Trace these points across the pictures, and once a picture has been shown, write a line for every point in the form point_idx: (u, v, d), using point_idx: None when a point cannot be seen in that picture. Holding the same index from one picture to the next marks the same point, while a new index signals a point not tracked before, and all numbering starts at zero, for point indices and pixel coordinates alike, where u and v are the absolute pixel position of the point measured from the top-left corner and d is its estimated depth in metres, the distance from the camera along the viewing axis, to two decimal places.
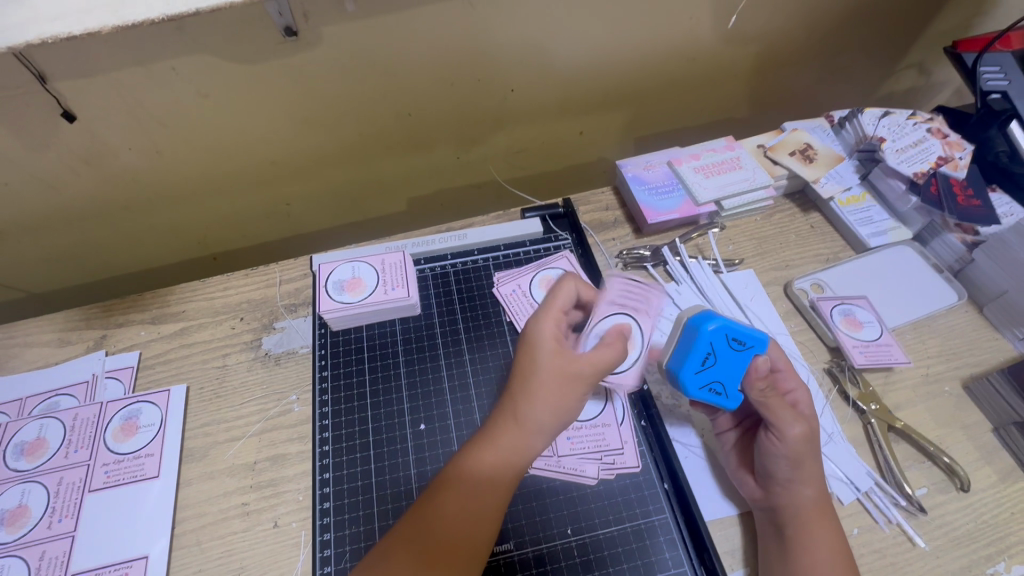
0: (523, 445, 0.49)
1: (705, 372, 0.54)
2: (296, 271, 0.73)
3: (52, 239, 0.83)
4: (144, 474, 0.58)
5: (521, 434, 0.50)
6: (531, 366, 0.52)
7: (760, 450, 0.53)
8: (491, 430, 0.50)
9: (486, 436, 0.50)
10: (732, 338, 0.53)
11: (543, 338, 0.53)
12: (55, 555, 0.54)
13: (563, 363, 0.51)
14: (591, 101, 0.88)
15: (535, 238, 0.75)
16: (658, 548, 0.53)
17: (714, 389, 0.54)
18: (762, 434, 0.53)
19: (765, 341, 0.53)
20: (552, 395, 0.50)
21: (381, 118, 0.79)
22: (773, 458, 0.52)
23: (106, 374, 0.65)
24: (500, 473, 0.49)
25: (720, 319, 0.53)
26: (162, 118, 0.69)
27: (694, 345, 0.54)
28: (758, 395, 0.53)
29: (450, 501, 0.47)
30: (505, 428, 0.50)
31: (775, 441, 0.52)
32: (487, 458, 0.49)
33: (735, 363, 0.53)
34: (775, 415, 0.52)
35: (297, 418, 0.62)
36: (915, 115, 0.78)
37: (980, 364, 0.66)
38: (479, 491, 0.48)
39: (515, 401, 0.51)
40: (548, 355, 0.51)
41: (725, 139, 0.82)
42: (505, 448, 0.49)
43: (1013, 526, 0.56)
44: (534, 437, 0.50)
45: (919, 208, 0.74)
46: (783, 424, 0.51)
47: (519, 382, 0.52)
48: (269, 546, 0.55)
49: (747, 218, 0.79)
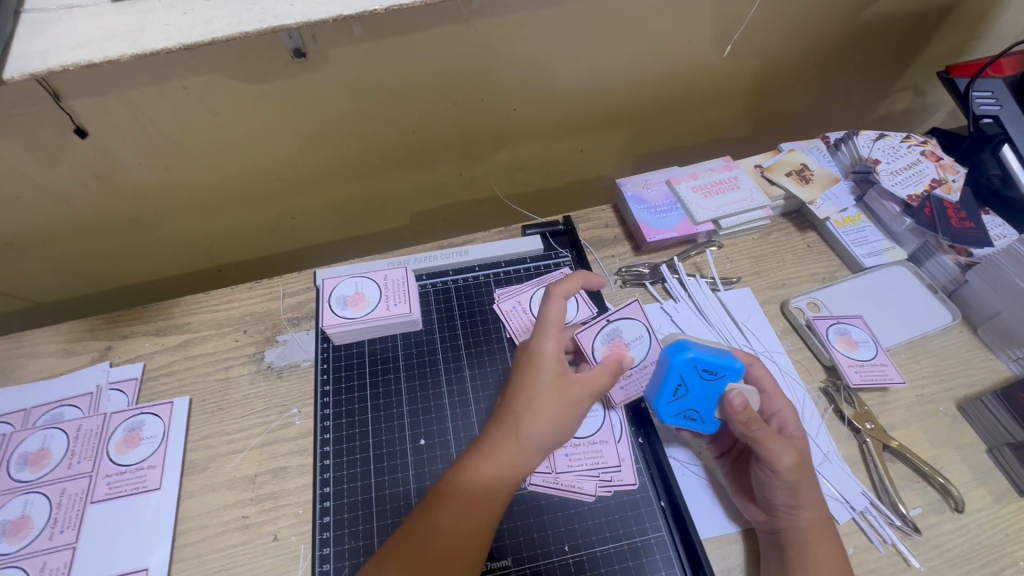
0: (520, 459, 0.50)
1: (678, 403, 0.56)
2: (299, 284, 0.74)
3: (60, 251, 0.84)
4: (146, 486, 0.59)
5: (518, 450, 0.50)
6: (534, 383, 0.52)
7: (757, 479, 0.53)
8: (489, 442, 0.51)
9: (485, 449, 0.50)
10: (701, 368, 0.54)
11: (547, 358, 0.54)
12: (56, 566, 0.54)
13: (566, 385, 0.52)
14: (592, 120, 0.90)
15: (536, 255, 0.76)
16: (654, 565, 0.54)
17: (690, 416, 0.57)
18: (756, 466, 0.53)
19: (736, 368, 0.54)
20: (552, 415, 0.51)
21: (385, 135, 0.81)
22: (769, 485, 0.52)
23: (111, 385, 0.66)
24: (497, 488, 0.49)
25: (692, 352, 0.54)
26: (172, 134, 0.71)
27: (666, 378, 0.55)
28: (744, 428, 0.52)
29: (447, 517, 0.47)
30: (503, 444, 0.50)
31: (770, 471, 0.52)
32: (484, 472, 0.49)
33: (708, 391, 0.55)
34: (764, 447, 0.51)
35: (299, 431, 0.63)
36: (909, 138, 0.79)
37: (976, 385, 0.67)
38: (476, 507, 0.48)
39: (516, 415, 0.51)
40: (552, 375, 0.52)
41: (723, 159, 0.83)
42: (503, 463, 0.50)
43: (1008, 547, 0.57)
44: (531, 452, 0.50)
45: (913, 229, 0.75)
46: (772, 455, 0.51)
47: (518, 398, 0.52)
48: (268, 560, 0.55)
49: (745, 237, 0.81)
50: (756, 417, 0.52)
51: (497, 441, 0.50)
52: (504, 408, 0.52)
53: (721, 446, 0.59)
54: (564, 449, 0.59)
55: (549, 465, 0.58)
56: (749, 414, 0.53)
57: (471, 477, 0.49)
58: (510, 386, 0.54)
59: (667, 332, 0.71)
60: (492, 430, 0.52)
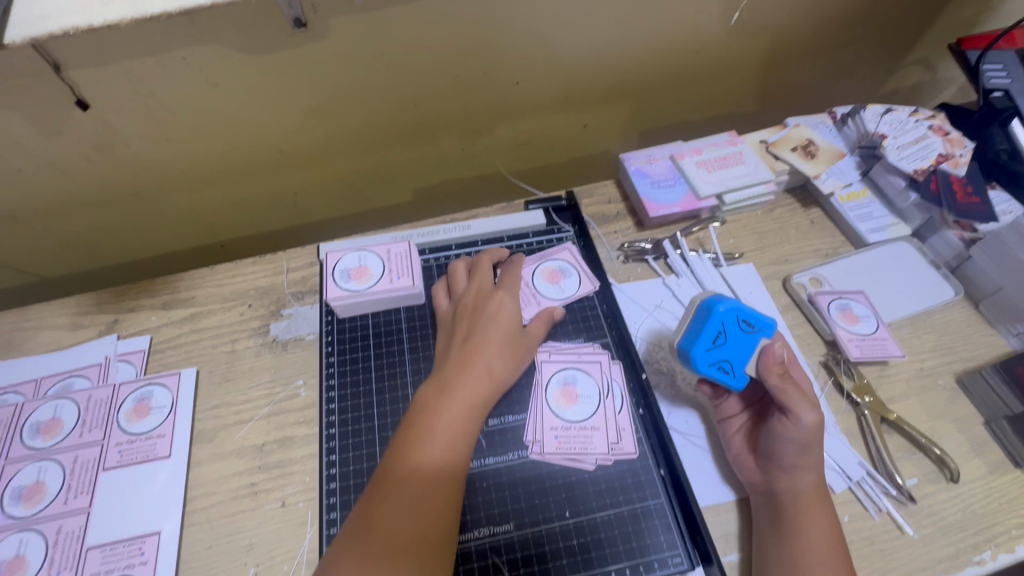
0: (483, 394, 0.56)
1: (716, 351, 0.57)
2: (303, 259, 0.75)
3: (65, 225, 0.84)
4: (156, 454, 0.60)
5: (480, 388, 0.56)
6: (481, 347, 0.58)
7: (771, 431, 0.55)
8: (450, 387, 0.55)
9: (447, 393, 0.55)
10: (742, 320, 0.57)
11: (501, 316, 0.60)
12: (71, 529, 0.55)
13: (513, 337, 0.60)
14: (596, 94, 0.89)
15: (538, 230, 0.76)
16: (653, 531, 0.55)
17: (723, 367, 0.57)
18: (774, 418, 0.55)
19: (772, 327, 0.58)
20: (501, 370, 0.58)
21: (386, 108, 0.80)
22: (782, 442, 0.53)
23: (119, 357, 0.67)
24: (460, 437, 0.52)
25: (730, 302, 0.58)
26: (172, 107, 0.70)
27: (707, 324, 0.58)
28: (777, 380, 0.54)
29: (409, 498, 0.48)
30: (467, 384, 0.55)
31: (789, 425, 0.53)
32: (452, 414, 0.53)
33: (745, 345, 0.57)
34: (790, 399, 0.53)
35: (304, 402, 0.64)
36: (916, 113, 0.78)
37: (975, 359, 0.68)
38: (436, 478, 0.50)
39: (463, 382, 0.55)
40: (505, 331, 0.60)
41: (727, 134, 0.83)
42: (466, 403, 0.54)
43: (1002, 516, 0.57)
44: (479, 412, 0.55)
45: (919, 204, 0.74)
46: (796, 409, 0.53)
47: (477, 345, 0.58)
48: (276, 525, 0.56)
49: (748, 212, 0.80)
50: (786, 371, 0.55)
51: (444, 411, 0.53)
52: (447, 378, 0.56)
53: (738, 405, 0.60)
54: (553, 431, 0.59)
55: (537, 443, 0.59)
56: (780, 368, 0.55)
57: (424, 453, 0.51)
58: (464, 337, 0.59)
59: (669, 306, 0.71)
60: (435, 402, 0.54)
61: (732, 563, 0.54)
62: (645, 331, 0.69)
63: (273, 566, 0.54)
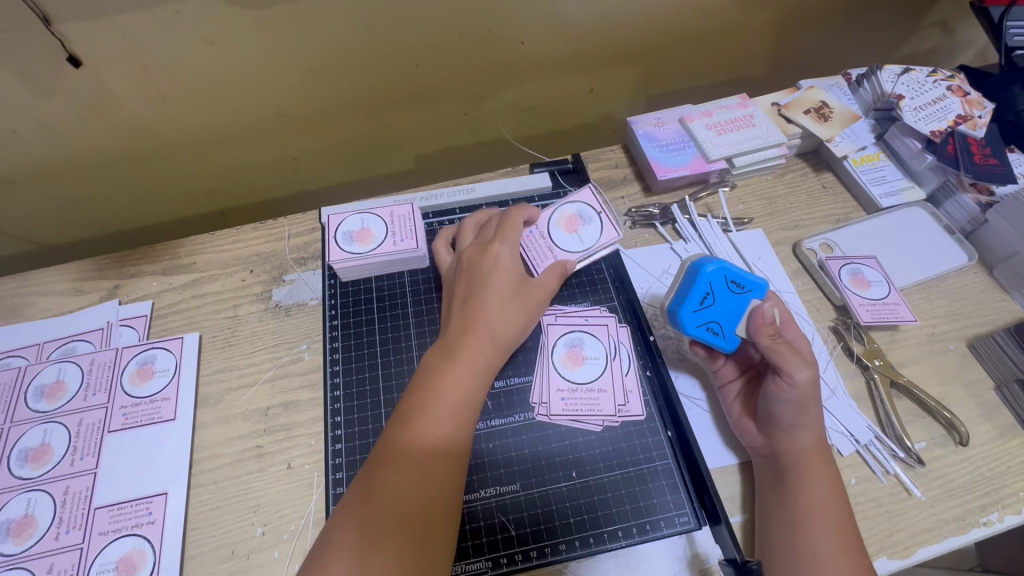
0: (489, 355, 0.54)
1: (703, 312, 0.57)
2: (305, 225, 0.74)
3: (62, 191, 0.83)
4: (161, 416, 0.60)
5: (487, 350, 0.54)
6: (483, 309, 0.56)
7: (768, 394, 0.54)
8: (457, 348, 0.53)
9: (454, 354, 0.53)
10: (730, 280, 0.56)
11: (504, 272, 0.58)
12: (78, 489, 0.55)
13: (520, 295, 0.58)
14: (602, 56, 0.86)
15: (544, 194, 0.75)
16: (660, 491, 0.55)
17: (712, 328, 0.56)
18: (770, 380, 0.54)
19: (764, 287, 0.56)
20: (504, 332, 0.56)
21: (386, 69, 0.78)
22: (778, 403, 0.53)
23: (120, 322, 0.67)
24: (467, 399, 0.51)
25: (719, 261, 0.57)
26: (167, 64, 0.68)
27: (694, 285, 0.57)
28: (768, 341, 0.53)
29: (411, 469, 0.46)
30: (474, 346, 0.54)
31: (784, 386, 0.52)
32: (459, 373, 0.52)
33: (735, 306, 0.56)
34: (783, 359, 0.52)
35: (308, 366, 0.63)
36: (935, 73, 0.76)
37: (987, 324, 0.66)
38: (439, 450, 0.48)
39: (466, 350, 0.53)
40: (510, 288, 0.57)
41: (738, 97, 0.80)
42: (474, 363, 0.53)
43: (1010, 478, 0.57)
44: (482, 382, 0.53)
45: (935, 167, 0.72)
46: (790, 369, 0.52)
47: (483, 304, 0.56)
48: (282, 486, 0.56)
49: (758, 177, 0.78)
50: (777, 331, 0.53)
51: (447, 380, 0.51)
52: (450, 345, 0.54)
53: (734, 370, 0.59)
54: (559, 393, 0.59)
55: (543, 404, 0.59)
56: (772, 329, 0.53)
57: (426, 423, 0.49)
58: (469, 296, 0.57)
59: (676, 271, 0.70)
60: (437, 371, 0.52)
61: (738, 524, 0.54)
62: (650, 295, 0.68)
63: (279, 526, 0.54)
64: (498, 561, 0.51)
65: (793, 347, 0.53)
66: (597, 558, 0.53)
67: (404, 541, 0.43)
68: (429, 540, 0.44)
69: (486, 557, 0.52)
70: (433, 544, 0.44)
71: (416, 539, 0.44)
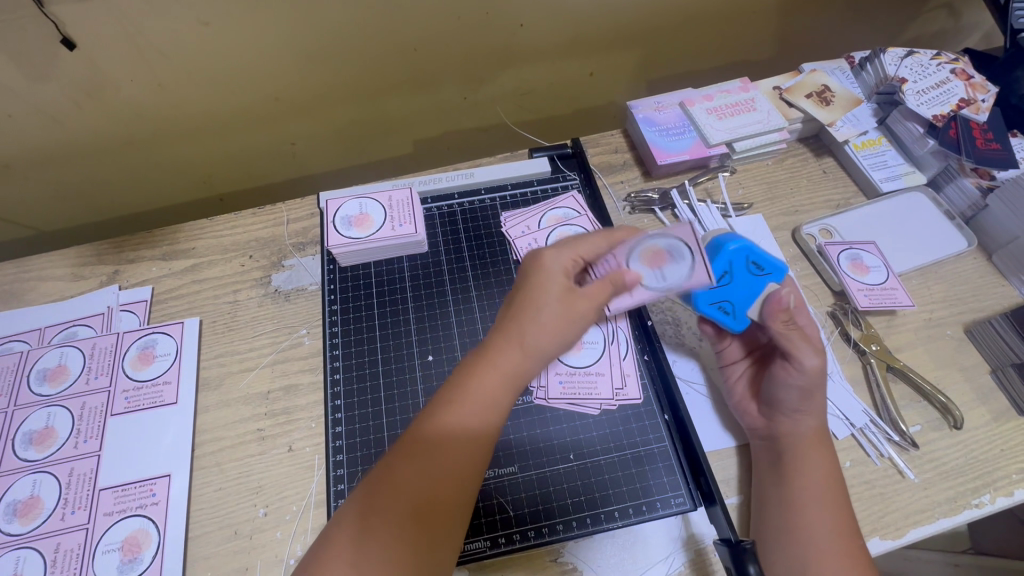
0: (522, 364, 0.52)
1: (718, 290, 0.57)
2: (304, 210, 0.74)
3: (60, 176, 0.83)
4: (163, 400, 0.60)
5: (521, 357, 0.52)
6: (523, 315, 0.53)
7: (774, 378, 0.54)
8: (492, 350, 0.52)
9: (487, 356, 0.52)
10: (751, 262, 0.57)
11: (553, 279, 0.54)
12: (83, 471, 0.56)
13: (566, 304, 0.54)
14: (602, 39, 0.85)
15: (543, 178, 0.75)
16: (656, 473, 0.56)
17: (724, 307, 0.58)
18: (777, 364, 0.55)
19: (782, 272, 0.57)
20: (541, 342, 0.53)
21: (384, 52, 0.77)
22: (784, 389, 0.53)
23: (121, 307, 0.67)
24: (490, 404, 0.50)
25: (743, 242, 0.57)
26: (162, 47, 0.68)
27: (714, 262, 0.58)
28: (781, 327, 0.53)
29: (433, 467, 0.46)
30: (507, 350, 0.52)
31: (792, 370, 0.53)
32: (488, 378, 0.50)
33: (749, 286, 0.57)
34: (794, 345, 0.52)
35: (308, 351, 0.64)
36: (939, 55, 0.74)
37: (985, 309, 0.67)
38: (461, 453, 0.47)
39: (499, 354, 0.52)
40: (557, 295, 0.54)
41: (740, 81, 0.79)
42: (504, 369, 0.51)
43: (1003, 461, 0.58)
44: (513, 392, 0.52)
45: (936, 151, 0.72)
46: (800, 355, 0.52)
47: (521, 309, 0.53)
48: (284, 468, 0.57)
49: (758, 162, 0.78)
50: (791, 318, 0.54)
51: (475, 382, 0.50)
52: (485, 347, 0.53)
53: (740, 350, 0.60)
54: (558, 376, 0.59)
55: (541, 388, 0.59)
56: (786, 316, 0.54)
57: (448, 423, 0.48)
58: (514, 299, 0.55)
59: None
60: (468, 372, 0.51)
61: (734, 505, 0.55)
62: None
63: (281, 507, 0.55)
64: (497, 541, 0.52)
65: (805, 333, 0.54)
66: (593, 538, 0.53)
67: (410, 540, 0.42)
68: (438, 543, 0.44)
69: (485, 537, 0.52)
70: (441, 546, 0.44)
71: (426, 539, 0.43)
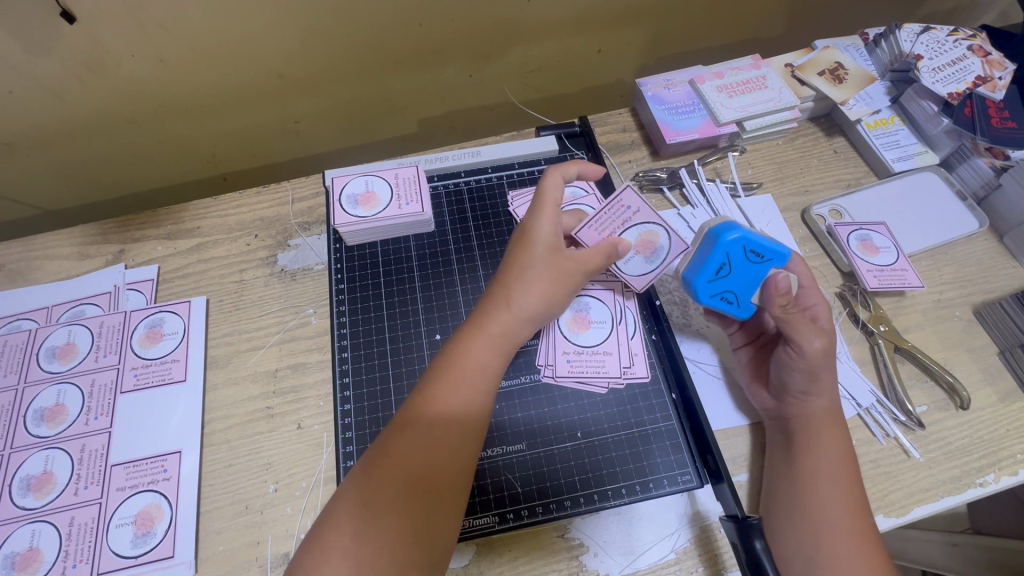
0: (512, 327, 0.53)
1: (718, 282, 0.55)
2: (308, 189, 0.73)
3: (63, 154, 0.82)
4: (172, 377, 0.61)
5: (510, 319, 0.52)
6: (511, 280, 0.54)
7: (779, 362, 0.54)
8: (482, 317, 0.53)
9: (477, 323, 0.52)
10: (749, 250, 0.54)
11: (536, 242, 0.55)
12: (94, 447, 0.57)
13: (553, 263, 0.54)
14: (611, 15, 0.83)
15: (550, 156, 0.74)
16: (663, 450, 0.56)
17: (726, 298, 0.56)
18: (781, 349, 0.54)
19: (784, 255, 0.54)
20: (530, 305, 0.53)
21: (388, 27, 0.75)
22: (788, 371, 0.53)
23: (128, 286, 0.67)
24: (482, 369, 0.50)
25: (741, 231, 0.54)
26: (163, 21, 0.66)
27: (711, 255, 0.55)
28: (779, 312, 0.52)
29: (427, 433, 0.46)
30: (497, 315, 0.52)
31: (793, 354, 0.52)
32: (477, 344, 0.51)
33: (751, 275, 0.55)
34: (795, 330, 0.51)
35: (315, 330, 0.64)
36: (956, 32, 0.72)
37: (994, 291, 0.66)
38: (456, 422, 0.47)
39: (490, 320, 0.52)
40: (541, 257, 0.54)
41: (751, 58, 0.77)
42: (495, 333, 0.52)
43: (1008, 441, 0.58)
44: (504, 355, 0.52)
45: (950, 131, 0.71)
46: (802, 339, 0.51)
47: (509, 273, 0.54)
48: (293, 445, 0.57)
49: (769, 141, 0.77)
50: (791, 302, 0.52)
51: (467, 350, 0.50)
52: (478, 316, 0.53)
53: (744, 338, 0.60)
54: (566, 354, 0.59)
55: (550, 366, 0.59)
56: (785, 299, 0.52)
57: (441, 393, 0.48)
58: (505, 264, 0.56)
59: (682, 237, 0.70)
60: (461, 341, 0.51)
61: (741, 483, 0.55)
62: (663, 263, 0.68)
63: (291, 483, 0.56)
64: (506, 517, 0.53)
65: (806, 317, 0.52)
66: (600, 514, 0.54)
67: (410, 511, 0.43)
68: (437, 508, 0.44)
69: (493, 513, 0.53)
70: (442, 514, 0.44)
71: (424, 507, 0.43)
